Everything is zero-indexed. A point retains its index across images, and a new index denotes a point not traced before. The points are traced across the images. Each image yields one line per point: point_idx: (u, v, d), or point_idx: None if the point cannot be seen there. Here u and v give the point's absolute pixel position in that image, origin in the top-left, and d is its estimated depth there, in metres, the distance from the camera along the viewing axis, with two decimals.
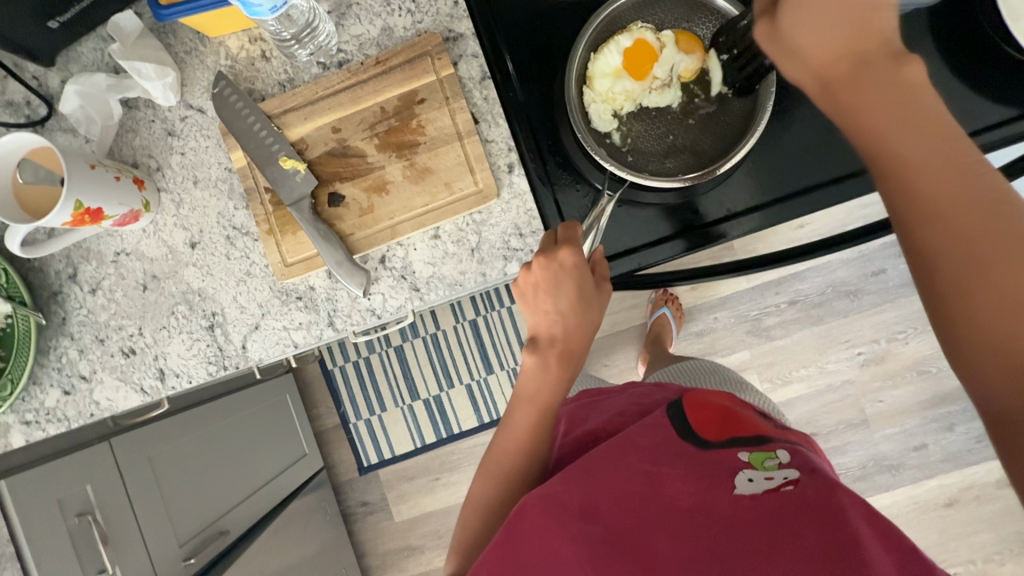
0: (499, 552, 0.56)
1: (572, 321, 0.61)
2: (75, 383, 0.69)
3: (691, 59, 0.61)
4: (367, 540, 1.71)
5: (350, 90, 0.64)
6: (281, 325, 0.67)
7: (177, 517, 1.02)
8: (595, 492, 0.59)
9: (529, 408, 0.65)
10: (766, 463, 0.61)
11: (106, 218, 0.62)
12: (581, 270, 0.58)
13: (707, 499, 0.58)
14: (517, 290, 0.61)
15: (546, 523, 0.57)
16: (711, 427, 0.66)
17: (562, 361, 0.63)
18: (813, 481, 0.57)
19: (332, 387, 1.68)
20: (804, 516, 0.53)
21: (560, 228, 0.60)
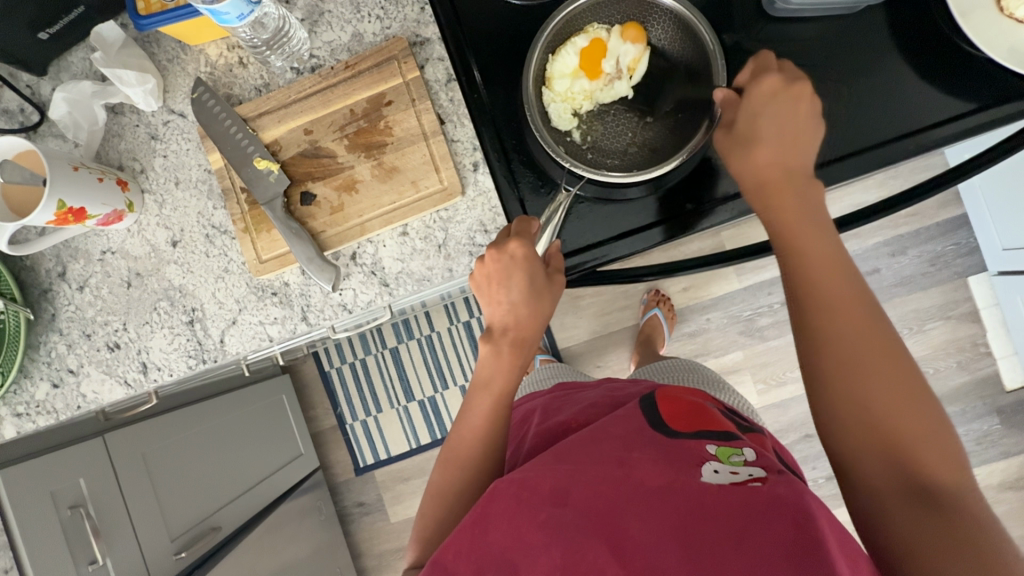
0: (466, 535, 0.54)
1: (523, 311, 0.63)
2: (64, 376, 0.72)
3: (636, 49, 0.63)
4: (363, 541, 1.73)
5: (321, 94, 0.67)
6: (257, 320, 0.70)
7: (169, 513, 1.05)
8: (564, 480, 0.57)
9: (494, 399, 0.66)
10: (731, 459, 0.60)
11: (90, 218, 0.65)
12: (533, 261, 0.60)
13: (676, 484, 0.55)
14: (474, 282, 0.63)
15: (517, 507, 0.55)
16: (680, 422, 0.66)
17: (513, 350, 0.65)
18: (782, 481, 0.55)
19: (329, 388, 1.71)
20: (773, 506, 0.51)
21: (515, 223, 0.63)
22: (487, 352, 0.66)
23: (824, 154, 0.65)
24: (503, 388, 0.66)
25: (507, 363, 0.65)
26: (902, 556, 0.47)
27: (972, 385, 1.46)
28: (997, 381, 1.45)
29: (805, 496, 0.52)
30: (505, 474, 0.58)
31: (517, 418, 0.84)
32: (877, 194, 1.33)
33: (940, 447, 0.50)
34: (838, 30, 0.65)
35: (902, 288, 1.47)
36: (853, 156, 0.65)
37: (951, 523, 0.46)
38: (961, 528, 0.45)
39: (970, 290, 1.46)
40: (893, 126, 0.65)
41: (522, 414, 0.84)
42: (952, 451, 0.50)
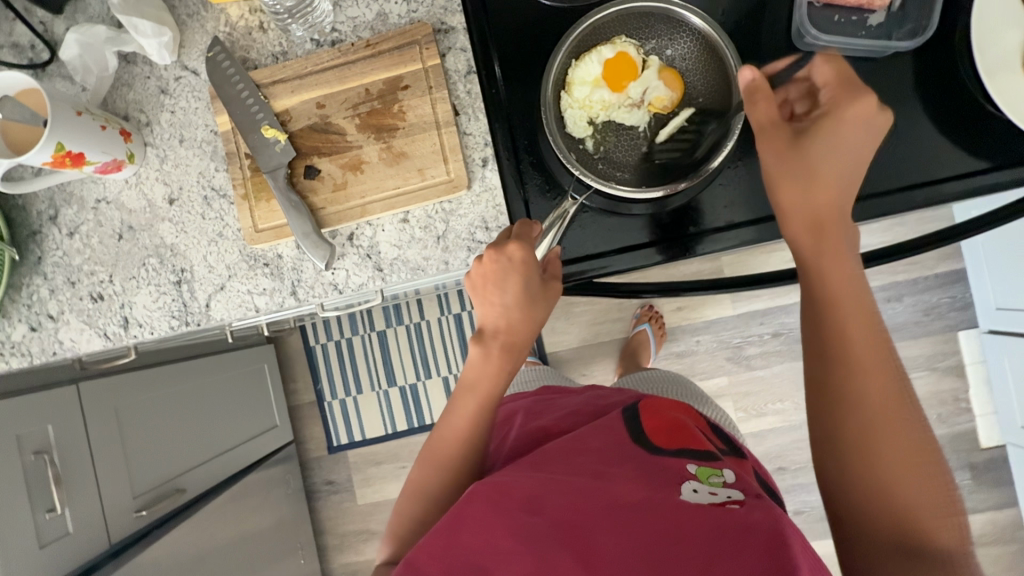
0: (440, 536, 0.56)
1: (516, 315, 0.63)
2: (43, 321, 0.71)
3: (660, 88, 0.63)
4: (327, 520, 1.72)
5: (338, 69, 0.66)
6: (246, 289, 0.69)
7: (135, 470, 1.04)
8: (539, 488, 0.59)
9: (479, 404, 0.67)
10: (711, 480, 0.59)
11: (88, 164, 0.63)
12: (530, 265, 0.60)
13: (649, 500, 0.56)
14: (470, 283, 0.62)
15: (490, 512, 0.57)
16: (662, 437, 0.65)
17: (503, 352, 0.65)
18: (758, 506, 0.54)
19: (312, 363, 1.70)
20: (748, 531, 0.50)
21: (516, 225, 0.62)
22: (476, 353, 0.65)
23: None
24: (490, 389, 0.66)
25: (495, 365, 0.65)
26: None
27: (948, 439, 1.47)
28: (973, 438, 1.46)
29: (779, 520, 0.51)
30: (483, 478, 0.61)
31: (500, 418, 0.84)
32: (880, 239, 1.33)
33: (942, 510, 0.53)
34: (864, 72, 0.64)
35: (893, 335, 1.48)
36: (864, 200, 0.64)
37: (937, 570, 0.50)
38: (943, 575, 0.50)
39: (958, 345, 1.47)
40: (907, 174, 0.64)
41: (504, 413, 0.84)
42: (947, 493, 0.54)
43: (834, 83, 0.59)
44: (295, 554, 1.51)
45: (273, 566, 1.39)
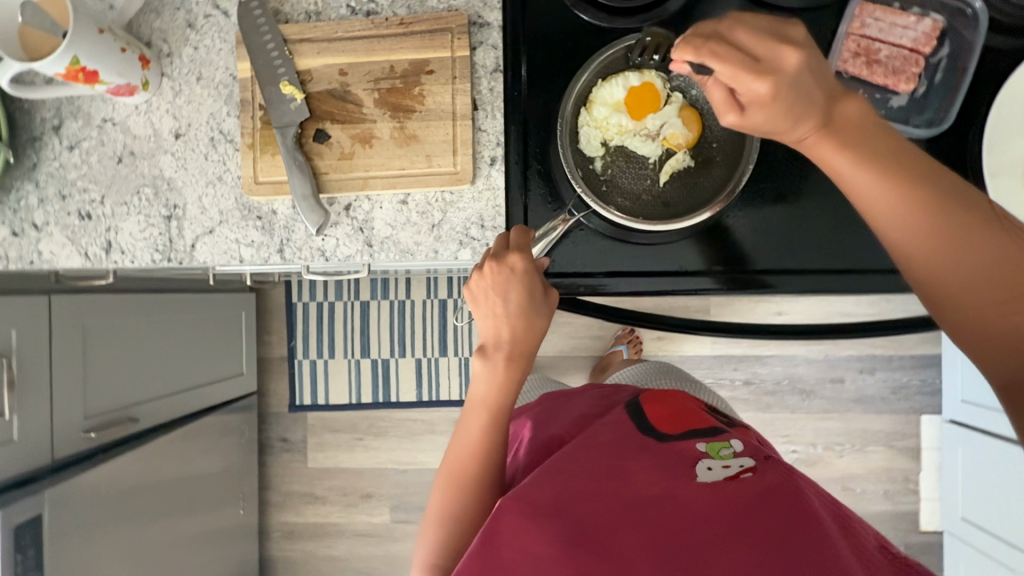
0: (476, 560, 0.52)
1: (522, 324, 0.61)
2: (25, 228, 0.70)
3: (678, 124, 0.64)
4: (275, 475, 1.72)
5: (367, 41, 0.66)
6: (234, 237, 0.69)
7: (91, 392, 1.03)
8: (564, 489, 0.57)
9: (493, 416, 0.63)
10: (721, 453, 0.63)
11: (100, 83, 0.63)
12: (530, 276, 0.60)
13: (673, 486, 0.57)
14: (470, 293, 0.61)
15: (524, 524, 0.53)
16: (667, 425, 0.68)
17: (511, 362, 0.62)
18: (769, 468, 0.61)
19: (291, 319, 1.69)
20: (774, 496, 0.56)
21: (512, 234, 0.62)
22: (479, 367, 0.62)
23: (818, 262, 0.67)
24: (502, 399, 0.63)
25: (502, 376, 0.62)
26: None
27: (889, 515, 1.51)
28: (913, 519, 1.50)
29: (792, 478, 0.59)
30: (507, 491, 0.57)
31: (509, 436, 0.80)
32: (865, 311, 1.35)
33: None
34: None
35: (858, 405, 1.51)
36: (849, 272, 0.66)
37: None
38: None
39: (919, 427, 1.50)
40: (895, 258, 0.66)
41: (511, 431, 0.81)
42: None
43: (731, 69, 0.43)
44: (236, 503, 1.52)
45: (211, 511, 1.39)
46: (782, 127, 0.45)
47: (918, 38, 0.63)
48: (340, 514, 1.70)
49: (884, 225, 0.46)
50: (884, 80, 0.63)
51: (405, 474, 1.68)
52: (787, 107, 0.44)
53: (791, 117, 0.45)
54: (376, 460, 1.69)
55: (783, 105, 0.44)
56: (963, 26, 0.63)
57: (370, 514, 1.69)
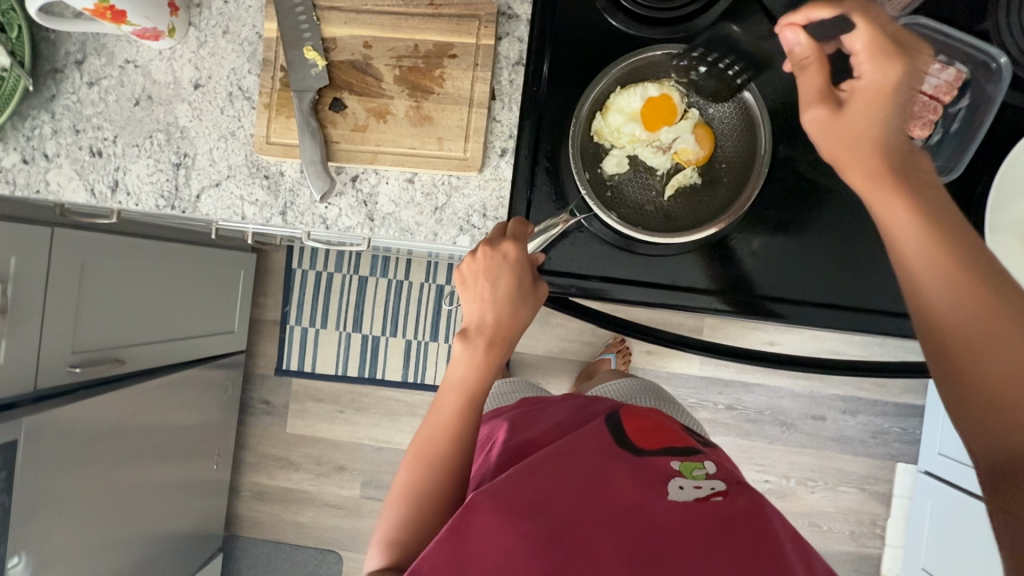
0: (444, 549, 0.53)
1: (505, 311, 0.62)
2: (36, 157, 0.71)
3: (690, 141, 0.64)
4: (252, 436, 1.74)
5: (395, 17, 0.66)
6: (239, 193, 0.70)
7: (81, 327, 1.04)
8: (541, 493, 0.58)
9: (467, 400, 0.64)
10: (694, 473, 0.64)
11: (127, 23, 0.63)
12: (522, 266, 0.60)
13: (644, 503, 0.59)
14: (460, 275, 0.62)
15: (497, 520, 0.55)
16: (645, 438, 0.69)
17: (490, 347, 0.63)
18: (739, 492, 0.63)
19: (288, 284, 1.70)
20: (739, 521, 0.58)
21: (511, 223, 0.63)
22: (460, 349, 0.63)
23: (806, 294, 0.67)
24: (480, 382, 0.63)
25: (482, 361, 0.63)
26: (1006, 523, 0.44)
27: (853, 556, 1.52)
28: (876, 564, 1.52)
29: (760, 505, 0.61)
30: (481, 486, 0.58)
31: (481, 437, 0.81)
32: (856, 352, 1.35)
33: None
34: None
35: (837, 444, 1.51)
36: (838, 309, 0.67)
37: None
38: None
39: (893, 474, 1.50)
40: (882, 299, 0.67)
41: (486, 432, 0.81)
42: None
43: (868, 47, 0.53)
44: (210, 458, 1.53)
45: (185, 462, 1.40)
46: (862, 132, 0.52)
47: (939, 85, 0.62)
48: (312, 483, 1.72)
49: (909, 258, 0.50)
50: None
51: (380, 452, 1.69)
52: (883, 110, 0.52)
53: (879, 125, 0.52)
54: (354, 434, 1.70)
55: (881, 105, 0.52)
56: (985, 78, 0.63)
57: (341, 487, 1.71)
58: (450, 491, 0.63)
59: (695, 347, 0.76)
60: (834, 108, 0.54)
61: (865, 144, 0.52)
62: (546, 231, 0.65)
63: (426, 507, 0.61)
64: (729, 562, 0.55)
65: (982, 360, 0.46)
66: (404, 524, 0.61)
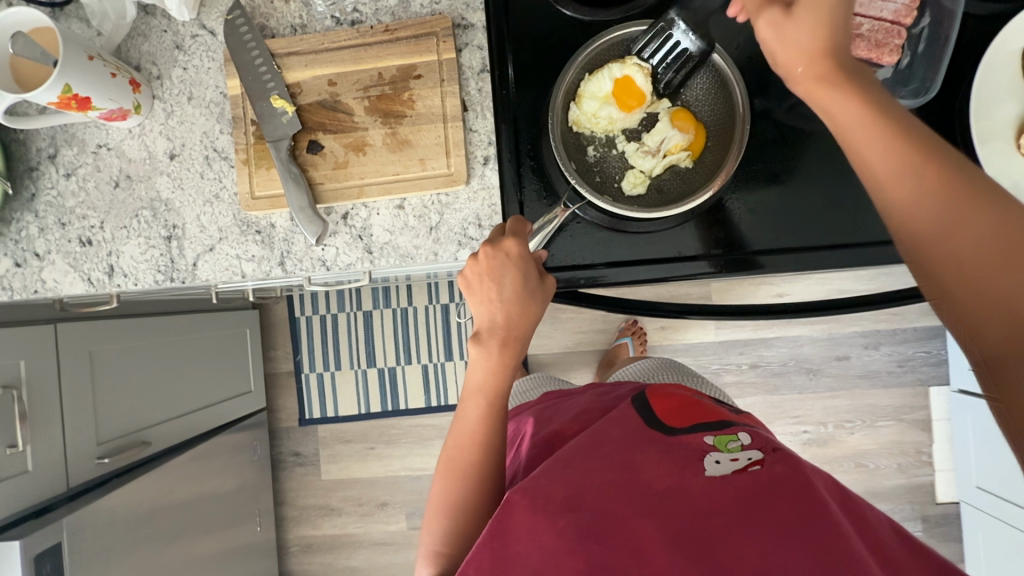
0: (488, 549, 0.54)
1: (515, 309, 0.61)
2: (28, 258, 0.71)
3: (665, 116, 0.64)
4: (289, 490, 1.73)
5: (354, 49, 0.66)
6: (234, 253, 0.70)
7: (102, 416, 1.04)
8: (576, 486, 0.58)
9: (489, 403, 0.63)
10: (730, 446, 0.62)
11: (93, 109, 0.64)
12: (526, 260, 0.60)
13: (682, 482, 0.58)
14: (464, 281, 0.62)
15: (535, 518, 0.55)
16: (675, 415, 0.68)
17: (502, 347, 0.62)
18: (778, 460, 0.61)
19: (295, 334, 1.70)
20: (774, 493, 0.56)
21: (509, 223, 0.62)
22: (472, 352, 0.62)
23: (814, 238, 0.67)
24: (499, 383, 0.63)
25: (495, 361, 0.62)
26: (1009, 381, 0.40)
27: (905, 488, 1.51)
28: (929, 491, 1.51)
29: (802, 470, 0.59)
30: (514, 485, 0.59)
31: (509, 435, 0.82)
32: (865, 287, 1.36)
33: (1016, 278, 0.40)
34: None
35: (867, 381, 1.51)
36: (846, 247, 0.67)
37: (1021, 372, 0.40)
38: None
39: (928, 399, 1.50)
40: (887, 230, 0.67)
41: (513, 429, 0.82)
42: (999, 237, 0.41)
43: None
44: (252, 520, 1.52)
45: (228, 530, 1.39)
46: (825, 33, 0.45)
47: (898, 10, 0.62)
48: (357, 525, 1.70)
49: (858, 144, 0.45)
50: (867, 55, 0.63)
51: (419, 481, 1.68)
52: (829, 21, 0.45)
53: (828, 35, 0.45)
54: (390, 469, 1.69)
55: (825, 8, 0.45)
56: None
57: (387, 523, 1.70)
58: (484, 498, 0.63)
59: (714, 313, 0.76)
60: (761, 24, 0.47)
61: (814, 52, 0.45)
62: (546, 225, 0.65)
63: (460, 515, 0.63)
64: (770, 528, 0.54)
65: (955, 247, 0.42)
66: (447, 535, 0.62)
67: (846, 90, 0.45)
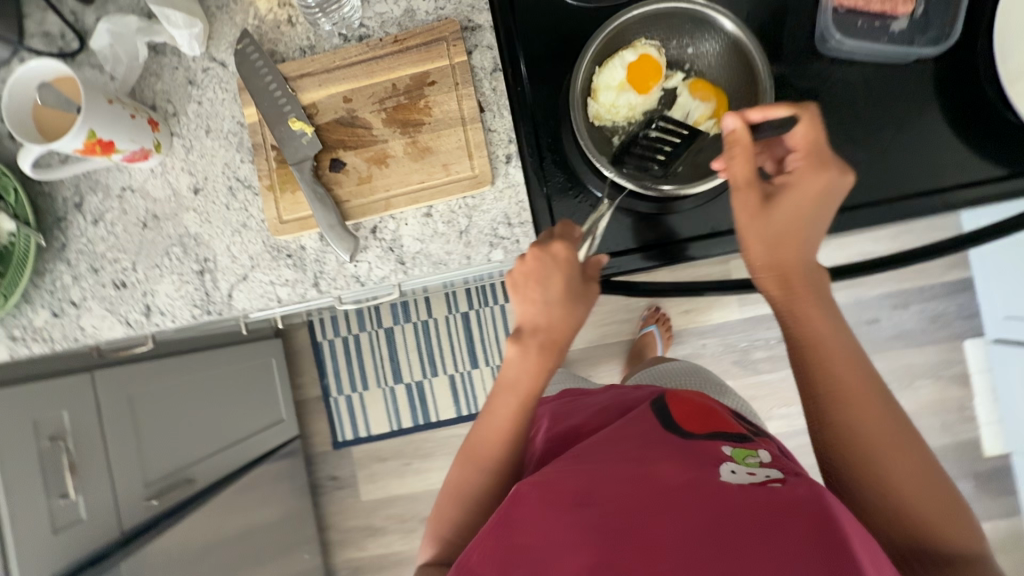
0: (490, 539, 0.52)
1: (560, 313, 0.61)
2: (65, 307, 0.72)
3: (682, 91, 0.65)
4: (331, 515, 1.72)
5: (365, 64, 0.66)
6: (268, 279, 0.70)
7: (147, 458, 1.04)
8: (587, 480, 0.55)
9: (520, 404, 0.63)
10: (746, 460, 0.59)
11: (116, 152, 0.64)
12: (571, 264, 0.60)
13: (697, 480, 0.54)
14: (509, 282, 0.62)
15: (541, 507, 0.53)
16: (693, 423, 0.65)
17: (544, 351, 0.62)
18: (800, 480, 0.54)
19: (319, 358, 1.70)
20: (792, 509, 0.48)
21: (558, 226, 0.63)
22: (514, 351, 0.63)
23: (848, 198, 0.67)
24: (533, 386, 0.63)
25: (534, 362, 0.62)
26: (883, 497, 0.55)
27: (952, 447, 1.48)
28: (978, 447, 1.48)
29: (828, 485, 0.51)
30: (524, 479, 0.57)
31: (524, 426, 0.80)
32: (886, 247, 1.34)
33: (908, 460, 0.55)
34: (887, 75, 0.66)
35: (899, 342, 1.49)
36: (880, 204, 0.66)
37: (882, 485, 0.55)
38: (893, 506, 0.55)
39: (963, 353, 1.48)
40: (921, 181, 0.66)
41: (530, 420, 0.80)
42: (900, 433, 0.56)
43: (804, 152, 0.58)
44: (299, 548, 1.51)
45: (278, 560, 1.39)
46: (783, 210, 0.58)
47: None
48: (401, 543, 1.69)
49: (792, 307, 0.59)
50: None
51: None
52: (790, 199, 0.58)
53: (788, 222, 0.59)
54: (428, 483, 1.68)
55: (791, 195, 0.58)
56: None
57: None
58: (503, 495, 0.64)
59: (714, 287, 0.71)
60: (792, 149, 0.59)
61: (769, 212, 0.58)
62: (595, 224, 0.64)
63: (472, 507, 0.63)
64: (788, 535, 0.46)
65: (832, 394, 0.57)
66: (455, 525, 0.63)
67: (777, 247, 0.59)
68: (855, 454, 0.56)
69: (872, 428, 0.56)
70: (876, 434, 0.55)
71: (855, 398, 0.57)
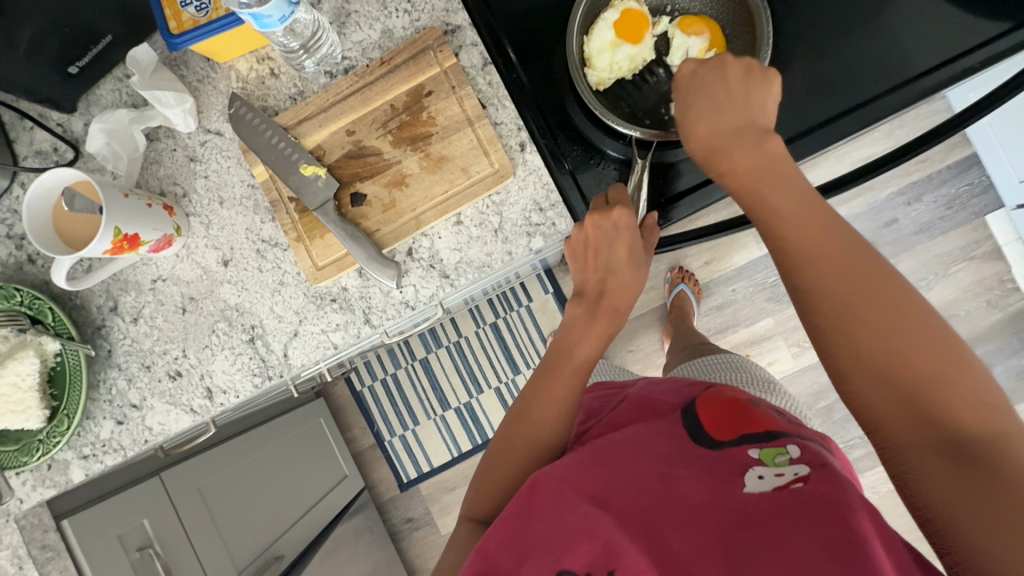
0: (510, 526, 0.56)
1: (620, 276, 0.64)
2: (127, 412, 0.71)
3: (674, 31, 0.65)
4: (416, 557, 1.70)
5: (360, 93, 0.66)
6: (319, 329, 0.69)
7: (232, 544, 1.03)
8: (609, 483, 0.57)
9: (573, 379, 0.65)
10: (777, 459, 0.56)
11: (142, 244, 0.63)
12: (630, 228, 0.62)
13: (721, 496, 0.53)
14: (570, 249, 0.65)
15: (558, 501, 0.56)
16: (724, 425, 0.61)
17: (607, 317, 0.64)
18: (825, 477, 0.52)
19: (363, 407, 1.69)
20: (803, 519, 0.49)
21: (610, 190, 0.64)
22: (579, 316, 0.66)
23: (860, 93, 0.66)
24: (590, 351, 0.65)
25: (599, 325, 0.65)
26: (901, 378, 0.47)
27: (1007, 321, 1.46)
28: None
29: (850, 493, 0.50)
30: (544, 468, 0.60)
31: None
32: (885, 145, 1.33)
33: (915, 339, 0.47)
34: None
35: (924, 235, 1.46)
36: (893, 91, 0.66)
37: (905, 383, 0.47)
38: (907, 394, 0.47)
39: (989, 228, 1.44)
40: (925, 57, 0.66)
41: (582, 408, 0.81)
42: (905, 315, 0.49)
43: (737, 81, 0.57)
44: None
45: None
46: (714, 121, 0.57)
47: None
48: None
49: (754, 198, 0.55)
50: None
51: None
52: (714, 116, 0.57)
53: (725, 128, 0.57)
54: None
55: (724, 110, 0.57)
56: None
57: None
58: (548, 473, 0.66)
59: (725, 228, 0.67)
60: (704, 63, 0.58)
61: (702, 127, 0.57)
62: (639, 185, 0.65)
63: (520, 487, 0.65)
64: (791, 549, 0.47)
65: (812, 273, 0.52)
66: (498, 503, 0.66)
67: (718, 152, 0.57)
68: (842, 350, 0.50)
69: (861, 302, 0.49)
70: (862, 307, 0.49)
71: (836, 265, 0.51)
